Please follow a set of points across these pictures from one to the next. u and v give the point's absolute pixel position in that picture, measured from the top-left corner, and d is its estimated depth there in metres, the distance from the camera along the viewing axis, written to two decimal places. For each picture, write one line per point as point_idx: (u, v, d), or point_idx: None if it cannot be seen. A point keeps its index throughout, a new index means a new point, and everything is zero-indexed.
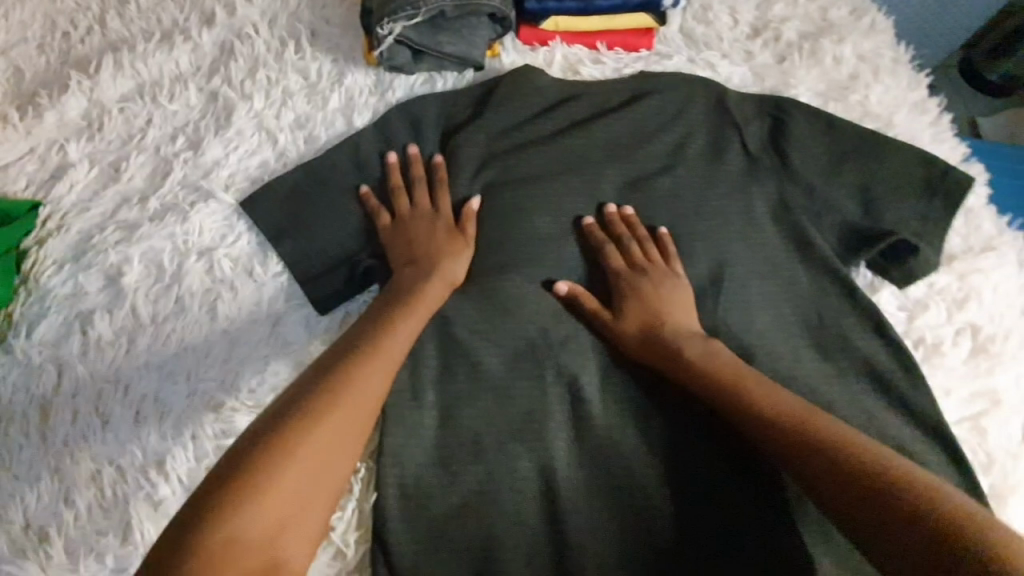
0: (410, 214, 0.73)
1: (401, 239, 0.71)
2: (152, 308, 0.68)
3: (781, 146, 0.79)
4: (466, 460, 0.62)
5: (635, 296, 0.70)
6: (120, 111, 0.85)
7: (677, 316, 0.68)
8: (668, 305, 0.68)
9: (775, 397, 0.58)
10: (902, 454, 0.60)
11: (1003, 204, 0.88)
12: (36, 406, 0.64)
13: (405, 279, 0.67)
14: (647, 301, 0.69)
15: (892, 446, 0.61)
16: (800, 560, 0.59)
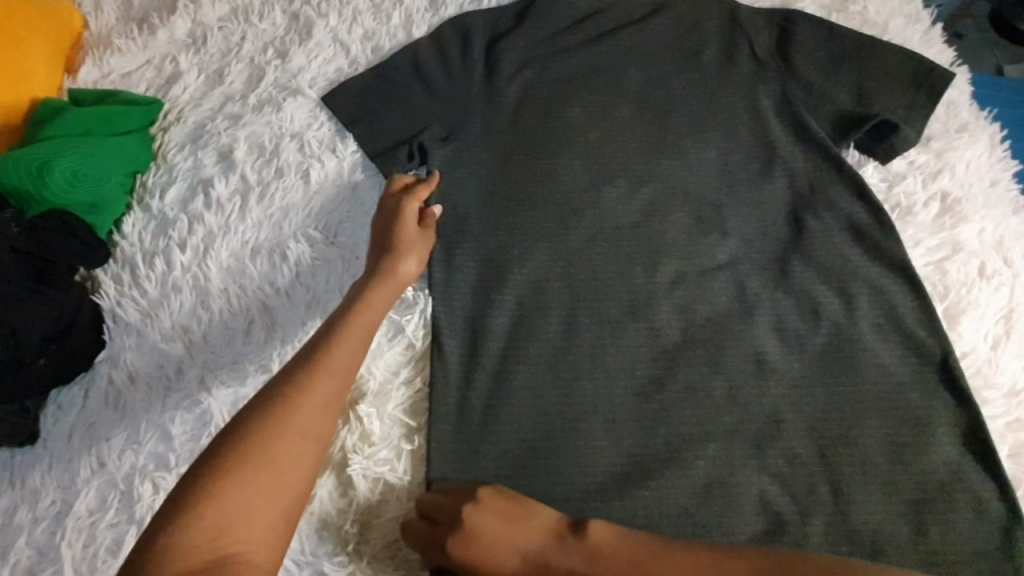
0: (389, 205, 0.77)
1: (377, 229, 0.76)
2: (258, 175, 0.86)
3: (786, 50, 0.88)
4: (507, 289, 0.77)
5: (457, 523, 0.60)
6: (220, 30, 1.02)
7: (499, 540, 0.58)
8: (494, 528, 0.59)
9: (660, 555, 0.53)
10: (865, 286, 0.75)
11: None
12: (172, 243, 0.82)
13: (372, 270, 0.71)
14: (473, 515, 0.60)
15: (859, 280, 0.75)
16: (770, 408, 0.71)
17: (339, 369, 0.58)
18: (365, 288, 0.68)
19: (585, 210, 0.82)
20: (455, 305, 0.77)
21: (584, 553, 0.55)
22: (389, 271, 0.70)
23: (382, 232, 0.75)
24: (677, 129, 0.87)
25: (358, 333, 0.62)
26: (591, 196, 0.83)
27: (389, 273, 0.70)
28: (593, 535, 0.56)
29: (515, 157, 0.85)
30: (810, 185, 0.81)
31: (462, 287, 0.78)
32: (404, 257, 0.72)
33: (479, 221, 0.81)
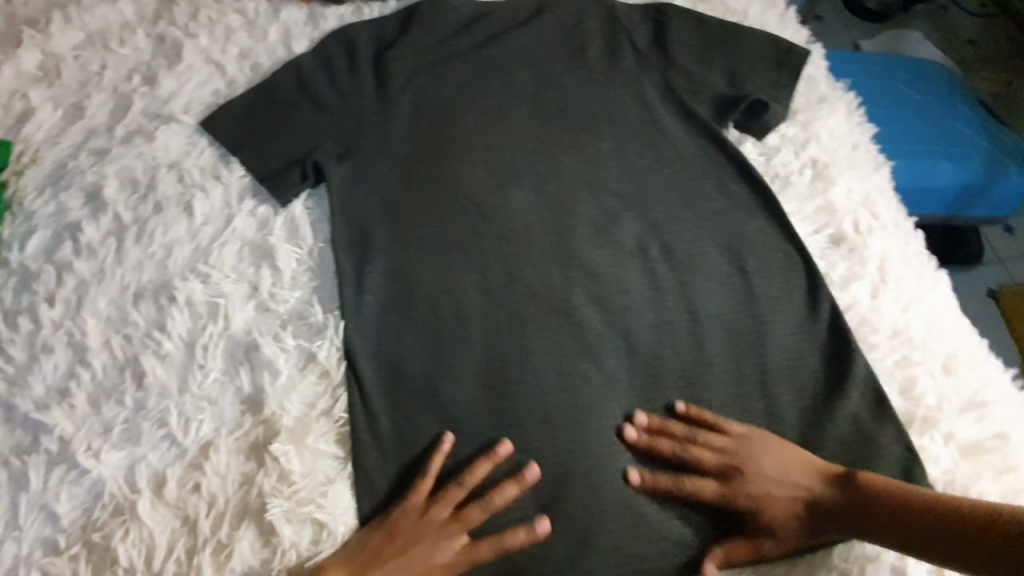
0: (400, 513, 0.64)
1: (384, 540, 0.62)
2: (134, 213, 0.79)
3: (662, 43, 0.96)
4: (419, 301, 0.75)
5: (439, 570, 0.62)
6: (76, 59, 0.93)
7: (765, 466, 0.68)
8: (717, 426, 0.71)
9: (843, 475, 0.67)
10: (756, 255, 0.80)
11: (903, 180, 1.16)
12: (40, 298, 0.73)
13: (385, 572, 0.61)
14: (724, 475, 0.68)
15: (751, 248, 0.81)
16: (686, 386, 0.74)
17: None
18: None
19: (492, 213, 0.82)
20: (368, 326, 0.73)
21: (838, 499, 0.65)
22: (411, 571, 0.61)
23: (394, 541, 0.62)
24: (571, 126, 0.90)
25: None
26: (496, 200, 0.83)
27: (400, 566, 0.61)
28: (810, 458, 0.69)
29: (415, 168, 0.84)
30: (699, 167, 0.86)
31: (373, 306, 0.74)
32: (421, 529, 0.63)
33: (385, 236, 0.79)
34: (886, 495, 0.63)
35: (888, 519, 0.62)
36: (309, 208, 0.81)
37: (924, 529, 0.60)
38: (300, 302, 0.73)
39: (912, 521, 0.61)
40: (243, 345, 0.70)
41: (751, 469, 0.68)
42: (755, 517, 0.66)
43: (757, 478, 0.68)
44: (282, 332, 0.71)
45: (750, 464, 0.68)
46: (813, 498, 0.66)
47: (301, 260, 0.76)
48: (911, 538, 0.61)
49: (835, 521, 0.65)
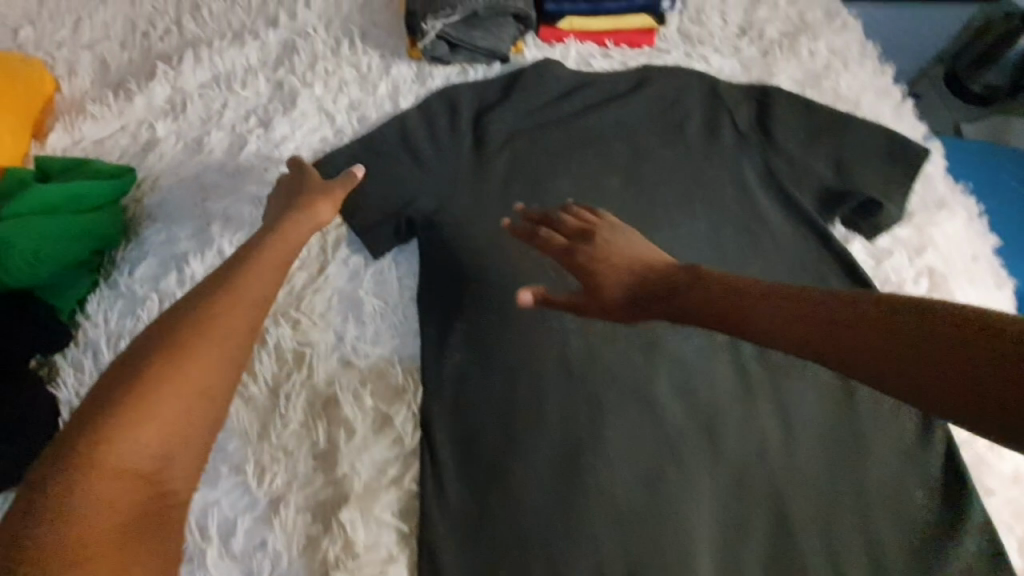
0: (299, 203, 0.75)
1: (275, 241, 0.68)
2: (237, 250, 0.83)
3: (765, 124, 0.93)
4: (497, 373, 0.74)
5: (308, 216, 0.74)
6: (200, 96, 1.00)
7: (633, 248, 0.70)
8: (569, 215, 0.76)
9: (774, 292, 0.58)
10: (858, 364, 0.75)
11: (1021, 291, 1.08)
12: (143, 324, 0.78)
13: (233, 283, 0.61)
14: (597, 250, 0.70)
15: None
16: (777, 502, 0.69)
17: (166, 425, 0.50)
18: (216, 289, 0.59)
19: (578, 287, 0.81)
20: (444, 394, 0.72)
21: (718, 288, 0.61)
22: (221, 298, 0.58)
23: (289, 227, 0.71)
24: (664, 203, 0.88)
25: (182, 370, 0.52)
26: (582, 273, 0.81)
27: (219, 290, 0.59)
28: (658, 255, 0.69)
29: (505, 233, 0.83)
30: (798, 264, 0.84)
31: (450, 375, 0.73)
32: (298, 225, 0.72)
33: (467, 299, 0.78)
34: (824, 301, 0.55)
35: (905, 326, 0.49)
36: (396, 263, 0.83)
37: (960, 363, 0.45)
38: (380, 360, 0.74)
39: (908, 317, 0.49)
40: (323, 397, 0.70)
41: (737, 307, 0.59)
42: (603, 296, 0.67)
43: (722, 299, 0.60)
44: (360, 390, 0.71)
45: (717, 290, 0.61)
46: (806, 336, 0.54)
47: (386, 315, 0.78)
48: (882, 323, 0.50)
49: (819, 353, 0.53)
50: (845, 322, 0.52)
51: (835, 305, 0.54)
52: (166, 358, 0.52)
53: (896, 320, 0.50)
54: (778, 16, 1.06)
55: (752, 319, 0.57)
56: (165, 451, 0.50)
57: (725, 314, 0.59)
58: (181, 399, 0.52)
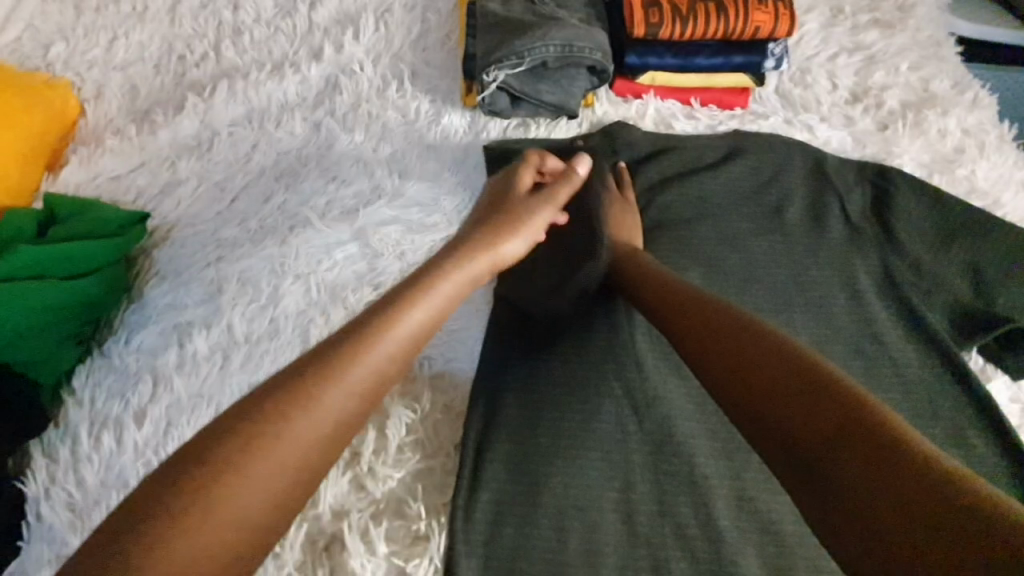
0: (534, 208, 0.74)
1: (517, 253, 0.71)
2: (248, 326, 0.71)
3: (884, 216, 0.78)
4: (544, 519, 0.61)
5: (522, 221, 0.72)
6: (229, 134, 0.89)
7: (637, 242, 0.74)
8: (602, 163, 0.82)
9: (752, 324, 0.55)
10: None
11: None
12: (129, 411, 0.66)
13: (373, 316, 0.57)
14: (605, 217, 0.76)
15: None
16: None
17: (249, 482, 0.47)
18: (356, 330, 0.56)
19: (649, 409, 0.67)
20: (475, 545, 0.59)
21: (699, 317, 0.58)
22: (369, 344, 0.55)
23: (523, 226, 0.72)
24: (756, 306, 0.74)
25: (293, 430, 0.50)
26: (650, 392, 0.67)
27: (363, 340, 0.55)
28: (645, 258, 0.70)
29: (559, 339, 0.70)
30: (921, 401, 0.70)
31: (483, 517, 0.60)
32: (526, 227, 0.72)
33: (514, 415, 0.65)
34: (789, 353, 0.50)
35: (872, 442, 0.41)
36: (428, 356, 0.69)
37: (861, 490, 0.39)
38: (401, 488, 0.61)
39: (827, 398, 0.45)
40: (328, 534, 0.58)
41: (736, 360, 0.52)
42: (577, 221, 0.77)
43: (729, 347, 0.54)
44: (372, 530, 0.58)
45: (729, 331, 0.55)
46: (777, 401, 0.47)
47: (412, 427, 0.64)
48: (786, 392, 0.47)
49: (772, 424, 0.47)
50: (775, 383, 0.48)
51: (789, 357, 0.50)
52: (282, 407, 0.50)
53: (869, 430, 0.41)
54: (898, 83, 0.91)
55: (698, 350, 0.56)
56: (237, 530, 0.46)
57: (699, 329, 0.57)
58: (252, 472, 0.48)
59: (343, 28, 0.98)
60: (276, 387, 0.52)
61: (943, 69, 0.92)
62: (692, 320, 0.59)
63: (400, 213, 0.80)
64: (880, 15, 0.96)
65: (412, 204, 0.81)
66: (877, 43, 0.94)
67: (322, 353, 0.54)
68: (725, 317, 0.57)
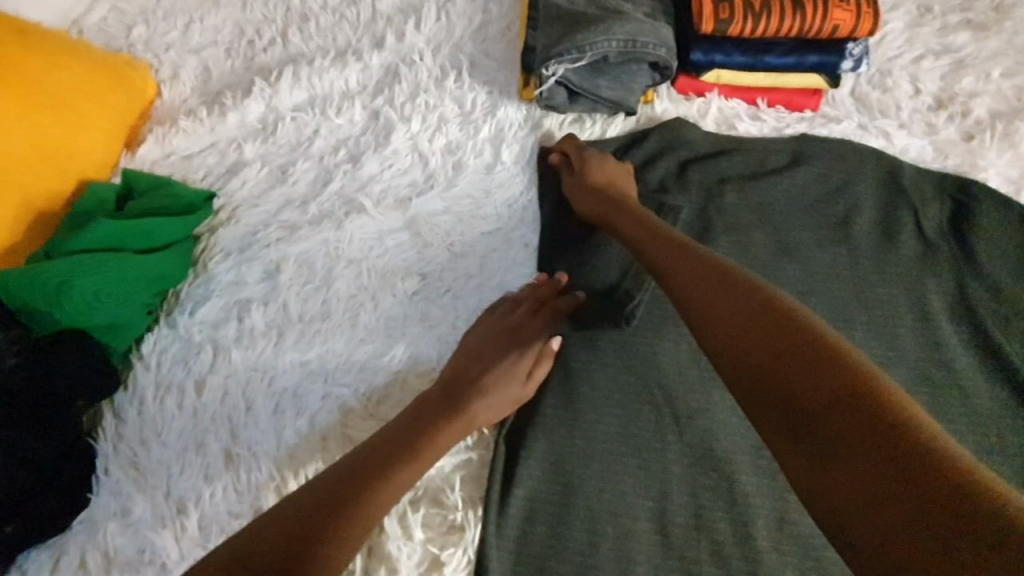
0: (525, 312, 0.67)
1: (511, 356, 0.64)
2: (301, 306, 0.74)
3: (962, 235, 0.73)
4: (576, 522, 0.61)
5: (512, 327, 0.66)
6: (292, 119, 0.92)
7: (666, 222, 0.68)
8: (598, 161, 0.77)
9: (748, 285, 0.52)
10: None
11: None
12: (191, 380, 0.71)
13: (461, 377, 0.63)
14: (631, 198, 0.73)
15: None
16: None
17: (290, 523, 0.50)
18: (445, 393, 0.62)
19: (690, 421, 0.65)
20: (507, 539, 0.60)
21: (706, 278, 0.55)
22: (461, 409, 0.61)
23: (508, 337, 0.66)
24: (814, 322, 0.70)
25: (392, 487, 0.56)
26: (687, 404, 0.66)
27: (463, 401, 0.61)
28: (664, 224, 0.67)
29: (600, 341, 0.68)
30: (989, 434, 0.65)
31: (517, 515, 0.61)
32: (508, 335, 0.66)
33: (552, 414, 0.65)
34: (803, 321, 0.46)
35: (876, 399, 0.39)
36: None
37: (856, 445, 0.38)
38: (439, 476, 0.62)
39: (841, 377, 0.41)
40: None
41: (734, 323, 0.49)
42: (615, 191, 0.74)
43: (740, 309, 0.50)
44: (409, 515, 0.59)
45: (741, 299, 0.51)
46: (771, 357, 0.45)
47: None
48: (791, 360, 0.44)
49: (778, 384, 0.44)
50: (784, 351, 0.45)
51: (800, 326, 0.46)
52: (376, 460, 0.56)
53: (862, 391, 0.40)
54: (989, 90, 0.84)
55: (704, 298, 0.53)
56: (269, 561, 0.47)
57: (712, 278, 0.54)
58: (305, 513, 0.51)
59: (405, 17, 0.99)
60: (381, 446, 0.58)
61: None
62: (697, 284, 0.55)
63: (451, 205, 0.81)
64: (975, 14, 0.89)
65: (464, 195, 0.82)
66: (969, 46, 0.87)
67: (424, 408, 0.61)
68: (737, 275, 0.53)
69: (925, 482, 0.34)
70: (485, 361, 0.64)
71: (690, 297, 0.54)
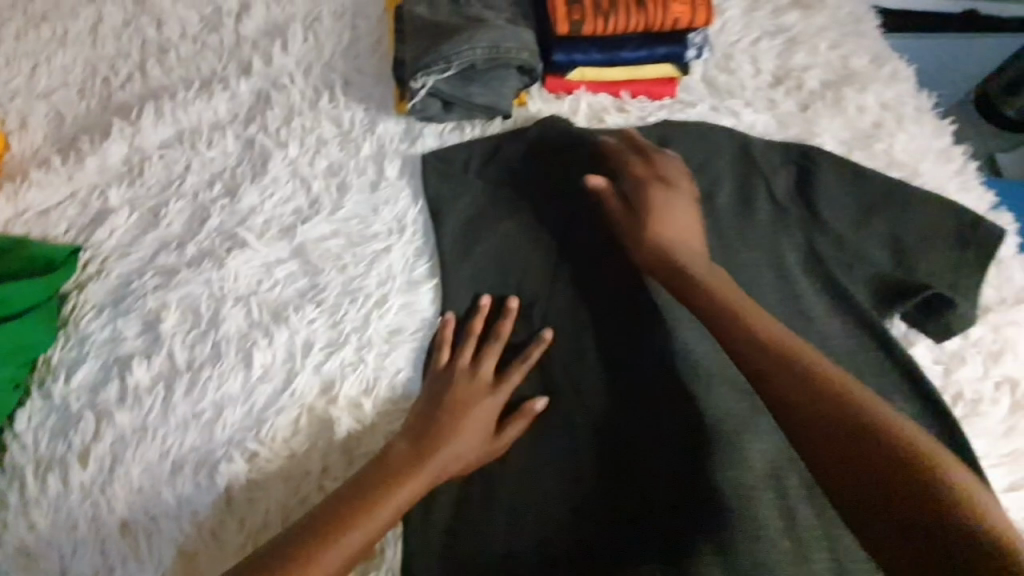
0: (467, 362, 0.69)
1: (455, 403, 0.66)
2: (189, 354, 0.71)
3: (807, 196, 0.82)
4: (495, 513, 0.65)
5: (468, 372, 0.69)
6: (160, 158, 0.87)
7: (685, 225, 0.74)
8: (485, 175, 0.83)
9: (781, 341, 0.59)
10: None
11: None
12: (73, 452, 0.66)
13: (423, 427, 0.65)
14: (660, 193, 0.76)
15: None
16: None
17: None
18: (409, 444, 0.63)
19: (591, 402, 0.70)
20: (433, 540, 0.64)
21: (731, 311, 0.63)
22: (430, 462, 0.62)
23: (461, 386, 0.67)
24: None
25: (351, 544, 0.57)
26: (597, 401, 0.70)
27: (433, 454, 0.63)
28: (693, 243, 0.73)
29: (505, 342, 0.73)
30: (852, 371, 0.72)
31: (441, 518, 0.65)
32: (463, 385, 0.67)
33: None
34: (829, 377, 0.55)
35: (890, 454, 0.49)
36: (375, 367, 0.71)
37: (885, 491, 0.48)
38: None
39: (870, 429, 0.51)
40: None
41: (780, 369, 0.57)
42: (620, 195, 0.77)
43: (775, 358, 0.57)
44: None
45: (781, 352, 0.58)
46: (807, 401, 0.54)
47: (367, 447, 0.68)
48: (827, 412, 0.53)
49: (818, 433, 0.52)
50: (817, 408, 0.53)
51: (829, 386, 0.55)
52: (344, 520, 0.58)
53: (897, 441, 0.50)
54: (818, 62, 0.93)
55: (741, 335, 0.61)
56: None
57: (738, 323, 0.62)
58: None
59: (272, 41, 0.97)
60: (346, 498, 0.60)
61: (861, 46, 0.95)
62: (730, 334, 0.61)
63: (339, 226, 0.80)
64: None
65: (351, 216, 0.81)
66: (797, 26, 0.96)
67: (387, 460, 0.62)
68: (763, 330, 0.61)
69: (952, 527, 0.44)
70: (445, 410, 0.65)
71: (736, 349, 0.60)
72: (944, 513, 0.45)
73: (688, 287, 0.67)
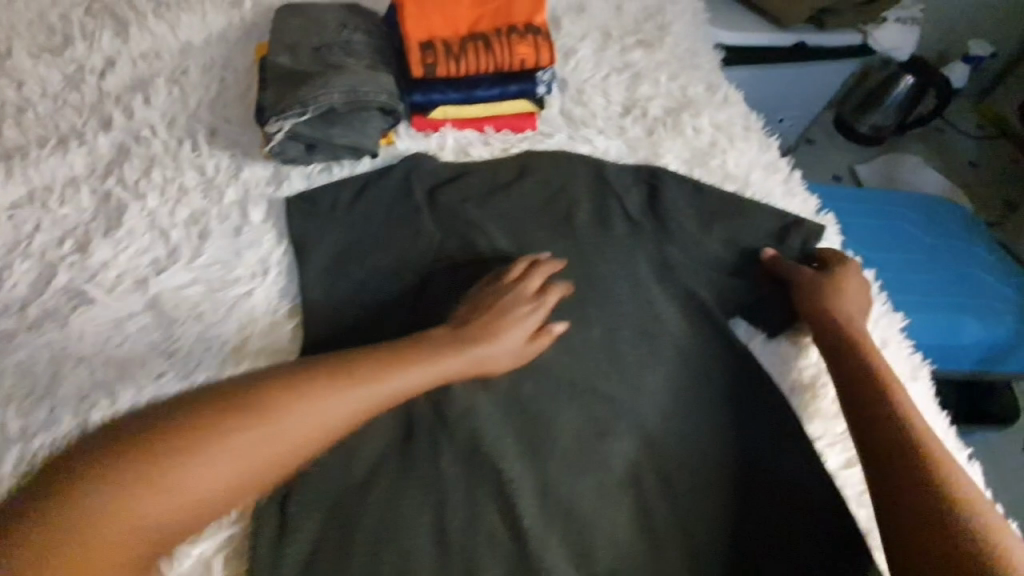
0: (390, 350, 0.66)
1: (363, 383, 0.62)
2: (24, 422, 0.66)
3: (656, 211, 0.88)
4: (356, 549, 0.61)
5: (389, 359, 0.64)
6: (6, 218, 0.83)
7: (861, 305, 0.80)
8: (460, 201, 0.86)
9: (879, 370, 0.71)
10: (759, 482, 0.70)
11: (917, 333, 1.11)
12: None
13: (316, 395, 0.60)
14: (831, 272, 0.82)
15: (749, 478, 0.71)
16: None
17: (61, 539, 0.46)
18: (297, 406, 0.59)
19: (459, 423, 0.69)
20: None
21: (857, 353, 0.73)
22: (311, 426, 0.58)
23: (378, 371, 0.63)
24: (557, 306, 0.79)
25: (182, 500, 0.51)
26: (469, 423, 0.69)
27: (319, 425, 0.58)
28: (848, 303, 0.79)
29: None
30: (702, 367, 0.77)
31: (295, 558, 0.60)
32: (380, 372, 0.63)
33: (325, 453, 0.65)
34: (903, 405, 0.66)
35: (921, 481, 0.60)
36: None
37: (914, 517, 0.58)
38: (199, 564, 0.59)
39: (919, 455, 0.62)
40: None
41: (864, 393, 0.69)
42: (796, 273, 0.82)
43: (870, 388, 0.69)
44: None
45: (859, 384, 0.70)
46: (872, 424, 0.66)
47: None
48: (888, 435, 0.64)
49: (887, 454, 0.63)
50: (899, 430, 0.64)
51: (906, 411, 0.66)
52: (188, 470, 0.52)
53: (920, 471, 0.61)
54: (660, 93, 1.03)
55: (858, 371, 0.71)
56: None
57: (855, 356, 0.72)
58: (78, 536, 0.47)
59: (135, 95, 0.96)
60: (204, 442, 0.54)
61: (696, 77, 1.07)
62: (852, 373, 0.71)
63: (199, 274, 0.79)
64: (642, 36, 1.10)
65: (211, 262, 0.80)
66: (640, 61, 1.07)
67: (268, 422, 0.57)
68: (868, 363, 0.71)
69: (954, 550, 0.55)
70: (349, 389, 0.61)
71: (845, 378, 0.71)
72: (942, 537, 0.56)
73: (838, 350, 0.74)
